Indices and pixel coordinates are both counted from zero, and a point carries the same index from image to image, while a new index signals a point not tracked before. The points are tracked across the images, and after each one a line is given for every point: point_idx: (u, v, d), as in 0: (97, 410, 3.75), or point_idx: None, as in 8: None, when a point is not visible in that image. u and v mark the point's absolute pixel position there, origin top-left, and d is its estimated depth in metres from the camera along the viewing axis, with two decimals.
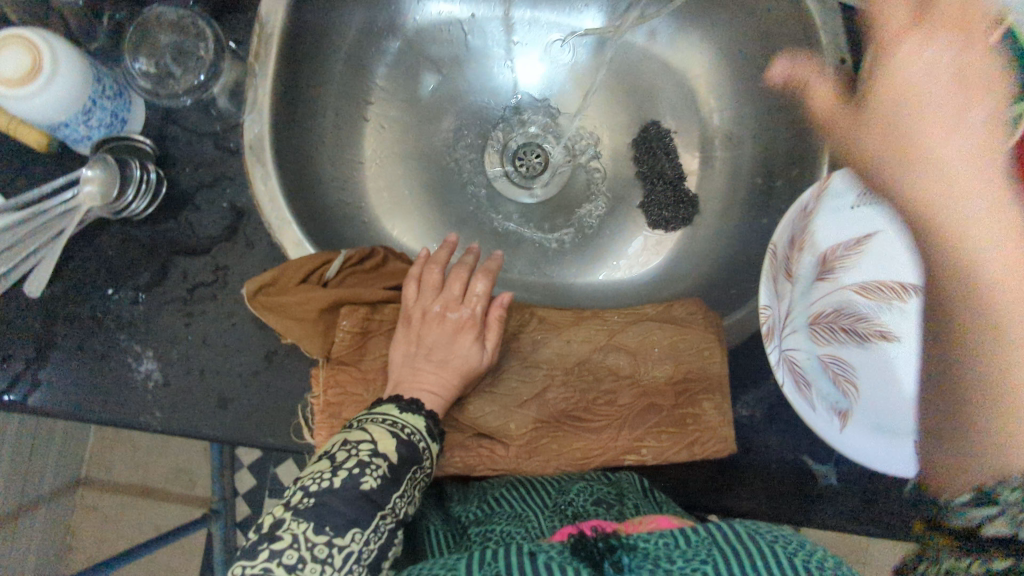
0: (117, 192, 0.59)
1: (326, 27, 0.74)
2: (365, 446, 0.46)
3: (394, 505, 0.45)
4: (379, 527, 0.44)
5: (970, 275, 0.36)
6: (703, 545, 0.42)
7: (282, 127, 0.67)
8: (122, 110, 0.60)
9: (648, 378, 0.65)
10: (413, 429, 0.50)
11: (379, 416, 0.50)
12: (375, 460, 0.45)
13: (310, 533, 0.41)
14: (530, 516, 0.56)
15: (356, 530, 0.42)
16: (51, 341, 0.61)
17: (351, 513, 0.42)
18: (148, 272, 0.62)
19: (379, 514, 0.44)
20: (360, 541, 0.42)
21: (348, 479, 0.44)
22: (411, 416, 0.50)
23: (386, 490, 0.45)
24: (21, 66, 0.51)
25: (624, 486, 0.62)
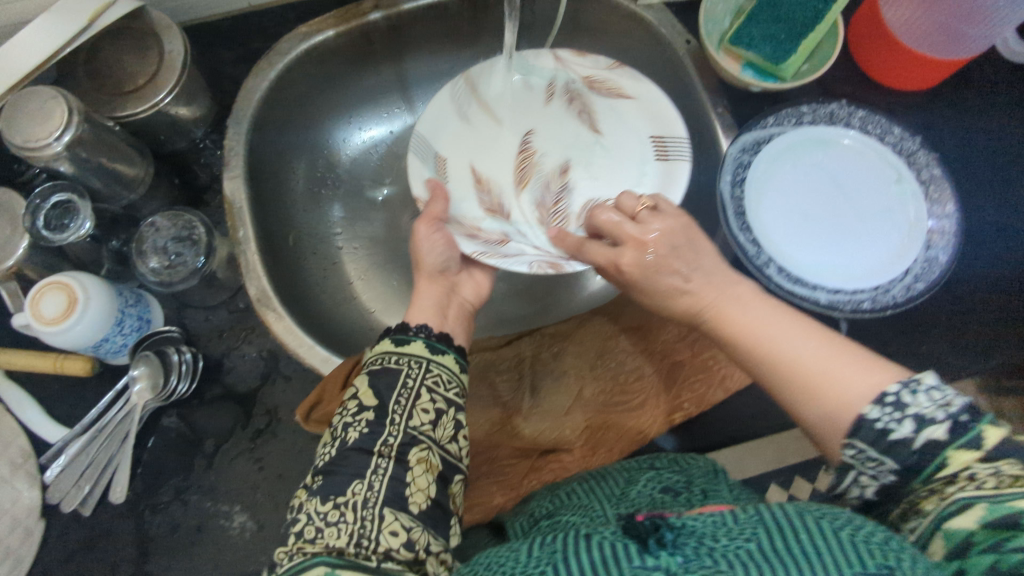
0: (164, 381, 0.68)
1: (281, 187, 0.85)
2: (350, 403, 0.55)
3: (383, 444, 0.52)
4: (379, 467, 0.51)
5: (802, 394, 0.45)
6: (750, 522, 0.39)
7: (276, 275, 0.77)
8: (145, 312, 0.68)
9: (661, 342, 0.73)
10: (395, 356, 0.58)
11: (376, 357, 0.58)
12: (358, 415, 0.54)
13: (319, 506, 0.48)
14: (590, 510, 0.56)
15: (357, 481, 0.50)
16: (149, 533, 0.67)
17: (349, 471, 0.50)
18: (210, 439, 0.69)
19: (374, 458, 0.51)
20: (361, 490, 0.49)
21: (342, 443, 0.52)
22: (391, 347, 0.59)
23: (372, 435, 0.52)
24: (62, 302, 0.60)
25: (693, 472, 0.62)
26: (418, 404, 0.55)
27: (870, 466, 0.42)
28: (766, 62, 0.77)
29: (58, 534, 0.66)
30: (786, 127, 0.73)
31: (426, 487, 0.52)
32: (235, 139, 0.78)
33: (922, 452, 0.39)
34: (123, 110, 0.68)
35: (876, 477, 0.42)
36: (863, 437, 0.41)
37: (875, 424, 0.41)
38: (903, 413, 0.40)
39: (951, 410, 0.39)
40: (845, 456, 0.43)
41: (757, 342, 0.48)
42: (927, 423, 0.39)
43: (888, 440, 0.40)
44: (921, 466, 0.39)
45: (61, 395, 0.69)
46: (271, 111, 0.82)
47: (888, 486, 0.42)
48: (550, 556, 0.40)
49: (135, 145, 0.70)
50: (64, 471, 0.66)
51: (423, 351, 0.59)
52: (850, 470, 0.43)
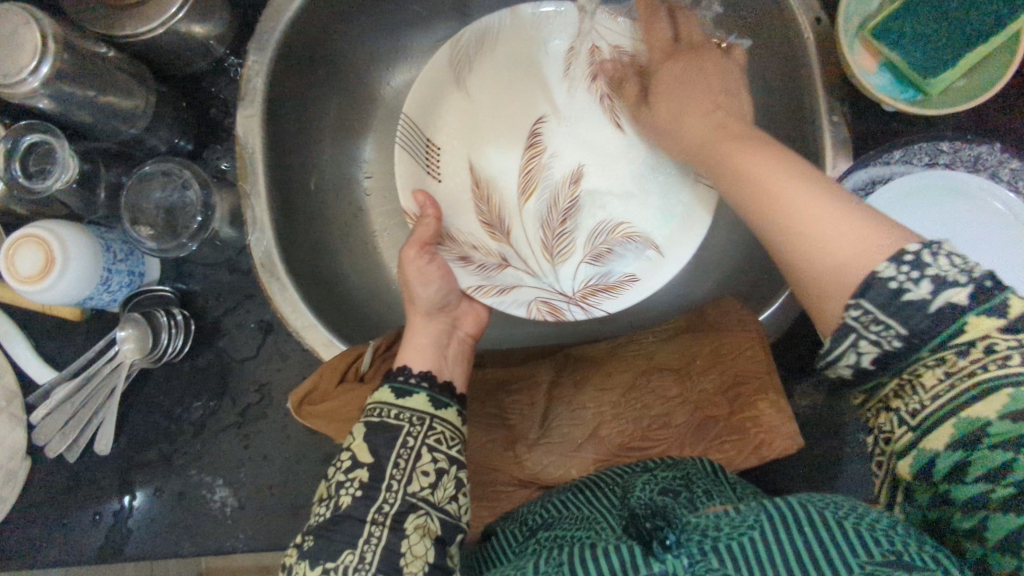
0: (153, 340, 0.63)
1: (306, 122, 0.74)
2: (342, 458, 0.42)
3: (376, 510, 0.40)
4: (373, 536, 0.39)
5: (780, 218, 0.35)
6: (751, 510, 0.36)
7: (286, 234, 0.69)
8: (137, 266, 0.63)
9: (698, 391, 0.64)
10: (401, 409, 0.44)
11: (371, 408, 0.45)
12: (349, 476, 0.41)
13: (306, 569, 0.38)
14: (594, 524, 0.46)
15: (349, 550, 0.38)
16: (132, 490, 0.65)
17: (338, 539, 0.39)
18: (201, 405, 0.66)
19: (368, 526, 0.39)
20: (354, 559, 0.38)
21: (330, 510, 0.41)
22: (389, 393, 0.46)
23: (364, 502, 0.40)
24: (38, 262, 0.53)
25: (690, 470, 0.54)
26: (418, 465, 0.42)
27: (875, 333, 0.31)
28: (908, 67, 0.61)
29: (42, 475, 0.65)
30: (913, 166, 0.59)
31: (427, 555, 0.39)
32: (256, 68, 0.66)
33: (938, 317, 0.30)
34: (121, 32, 0.56)
35: (877, 344, 0.32)
36: (874, 296, 0.31)
37: (889, 285, 0.30)
38: (923, 271, 0.30)
39: (974, 271, 0.30)
40: (846, 321, 0.32)
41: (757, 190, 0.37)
42: (948, 284, 0.30)
43: (902, 301, 0.30)
44: (932, 334, 0.30)
45: (51, 335, 0.66)
46: (302, 36, 0.69)
47: (884, 359, 0.32)
48: (555, 568, 0.36)
49: (133, 70, 0.60)
50: (48, 416, 0.62)
51: (428, 403, 0.45)
52: (845, 337, 0.32)
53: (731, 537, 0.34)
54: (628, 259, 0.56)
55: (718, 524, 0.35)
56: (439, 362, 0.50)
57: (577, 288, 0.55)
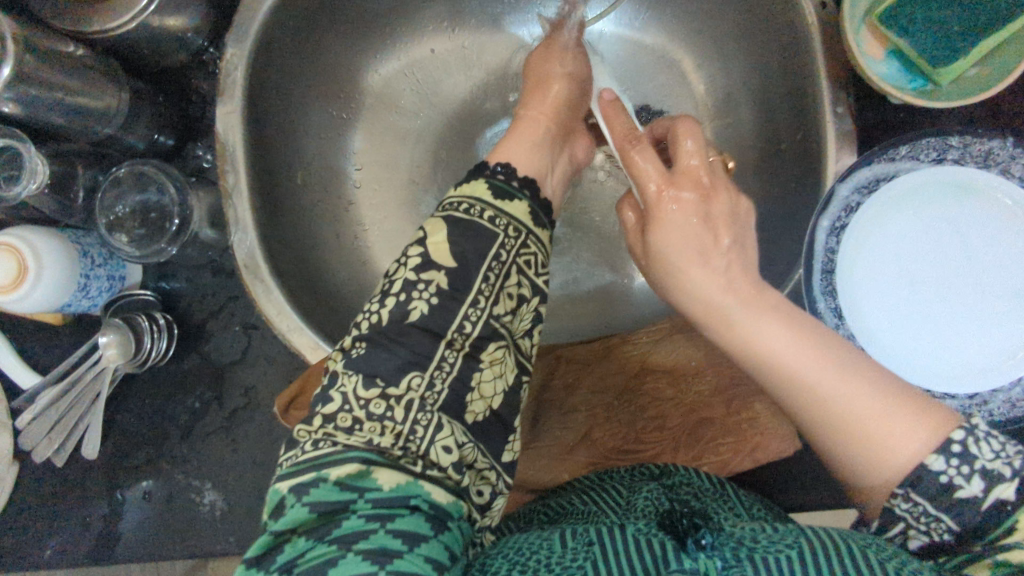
0: (135, 345, 0.61)
1: (292, 114, 0.72)
2: (414, 253, 0.43)
3: (456, 327, 0.42)
4: (447, 360, 0.41)
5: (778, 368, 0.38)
6: (790, 531, 0.37)
7: (271, 233, 0.67)
8: (116, 269, 0.61)
9: (693, 393, 0.62)
10: (494, 213, 0.46)
11: (460, 200, 0.46)
12: (422, 280, 0.42)
13: (361, 390, 0.39)
14: (601, 517, 0.46)
15: (414, 376, 0.40)
16: (120, 494, 0.65)
17: (403, 352, 0.40)
18: (187, 409, 0.66)
19: (441, 346, 0.41)
20: (419, 387, 0.40)
21: (397, 308, 0.42)
22: (488, 196, 0.46)
23: (441, 314, 0.42)
24: (10, 271, 0.52)
25: (696, 485, 0.53)
26: (504, 285, 0.45)
27: (924, 524, 0.35)
28: (921, 59, 0.57)
29: (30, 479, 0.64)
30: (921, 162, 0.56)
31: (489, 399, 0.43)
32: (235, 59, 0.64)
33: (988, 513, 0.34)
34: (88, 28, 0.54)
35: (925, 533, 0.36)
36: (922, 490, 0.34)
37: (938, 478, 0.34)
38: (971, 467, 0.34)
39: (1014, 463, 0.34)
40: (894, 509, 0.35)
41: (780, 365, 0.38)
42: (998, 481, 0.34)
43: (952, 497, 0.34)
44: (981, 529, 0.34)
45: (33, 339, 0.65)
46: (284, 25, 0.66)
47: (929, 548, 0.36)
48: (585, 548, 0.38)
49: (104, 66, 0.58)
50: (33, 421, 0.61)
51: (525, 217, 0.47)
52: (896, 524, 0.36)
53: (770, 551, 0.35)
54: None
55: (755, 538, 0.37)
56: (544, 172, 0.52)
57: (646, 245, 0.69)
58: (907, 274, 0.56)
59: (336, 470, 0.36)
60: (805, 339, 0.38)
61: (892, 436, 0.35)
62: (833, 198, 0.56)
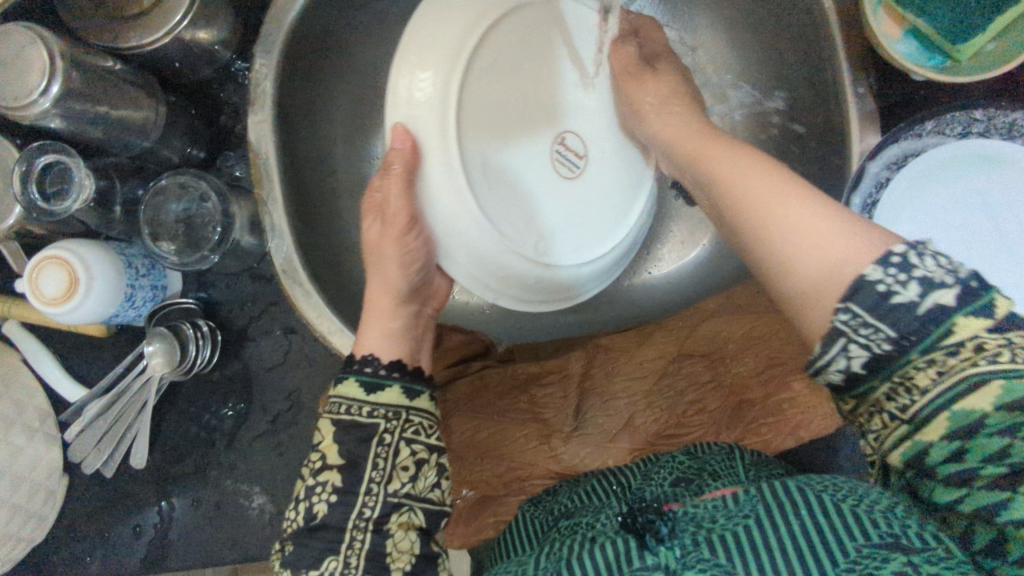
0: (181, 353, 0.62)
1: (317, 121, 0.73)
2: (312, 463, 0.43)
3: (358, 515, 0.42)
4: (355, 541, 0.42)
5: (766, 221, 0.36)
6: (749, 502, 0.38)
7: (306, 238, 0.68)
8: (159, 279, 0.63)
9: (732, 376, 0.63)
10: (372, 408, 0.44)
11: (337, 403, 0.45)
12: (320, 481, 0.43)
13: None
14: (602, 509, 0.48)
15: (331, 556, 0.41)
16: (170, 502, 0.66)
17: (319, 544, 0.41)
18: (232, 415, 0.67)
19: (348, 531, 0.42)
20: (336, 566, 0.41)
21: (305, 514, 0.43)
22: (361, 391, 0.45)
23: (339, 511, 0.42)
24: (62, 284, 0.53)
25: (709, 456, 0.54)
26: (397, 461, 0.43)
27: (865, 337, 0.31)
28: (941, 38, 0.59)
29: (81, 490, 0.65)
30: (946, 137, 0.57)
31: (412, 548, 0.43)
32: (264, 71, 0.65)
33: (929, 320, 0.30)
34: (127, 43, 0.55)
35: (866, 350, 0.31)
36: (862, 300, 0.31)
37: (876, 287, 0.31)
38: (909, 276, 0.31)
39: (959, 272, 0.30)
40: (834, 325, 0.32)
41: (767, 222, 0.36)
42: (935, 286, 0.30)
43: (889, 304, 0.30)
44: (921, 335, 0.30)
45: (77, 354, 0.66)
46: (308, 36, 0.67)
47: (874, 364, 0.32)
48: (554, 564, 0.40)
49: (139, 81, 0.59)
50: (82, 432, 0.62)
51: (400, 399, 0.46)
52: (835, 342, 0.32)
53: (727, 531, 0.36)
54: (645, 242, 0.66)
55: (713, 517, 0.38)
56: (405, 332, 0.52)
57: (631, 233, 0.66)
58: (941, 246, 0.56)
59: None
60: (769, 175, 0.38)
61: (825, 257, 0.33)
62: (864, 175, 0.57)
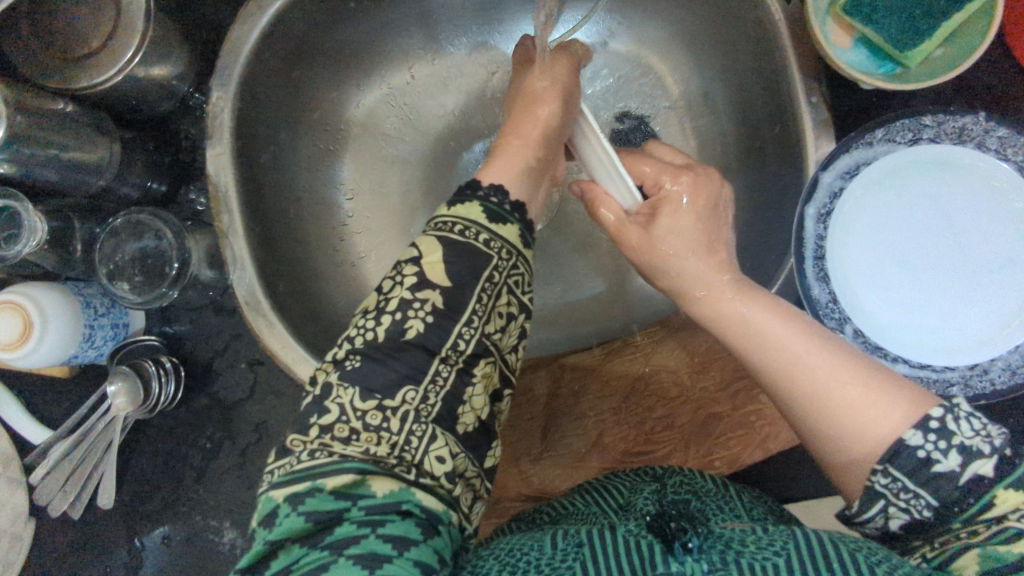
0: (144, 391, 0.62)
1: (279, 150, 0.73)
2: (410, 274, 0.44)
3: (452, 346, 0.43)
4: (441, 375, 0.42)
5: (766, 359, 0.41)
6: (779, 535, 0.37)
7: (269, 268, 0.68)
8: (120, 317, 0.62)
9: (698, 389, 0.62)
10: (489, 236, 0.47)
11: (460, 221, 0.47)
12: (422, 296, 0.43)
13: (356, 402, 0.40)
14: (598, 519, 0.47)
15: (410, 389, 0.41)
16: (139, 541, 0.66)
17: (400, 368, 0.41)
18: (199, 450, 0.66)
19: (436, 361, 0.42)
20: (415, 400, 0.41)
21: (394, 326, 0.43)
22: (482, 218, 0.47)
23: (438, 332, 0.43)
24: (15, 328, 0.53)
25: (700, 487, 0.53)
26: (496, 306, 0.46)
27: (905, 501, 0.36)
28: (889, 45, 0.59)
29: (48, 533, 0.65)
30: (896, 143, 0.57)
31: (478, 411, 0.44)
32: (221, 103, 0.65)
33: (964, 488, 0.35)
34: (77, 84, 0.56)
35: (907, 510, 0.36)
36: (900, 465, 0.35)
37: (917, 453, 0.35)
38: (949, 443, 0.35)
39: (994, 441, 0.35)
40: (873, 486, 0.36)
41: (779, 361, 0.41)
42: (974, 456, 0.35)
43: (930, 471, 0.35)
44: (962, 505, 0.35)
45: (42, 394, 0.65)
46: (264, 67, 0.68)
47: (909, 524, 0.36)
48: (576, 550, 0.39)
49: (93, 120, 0.59)
50: (46, 477, 0.61)
51: (516, 241, 0.48)
52: (876, 502, 0.36)
53: (757, 557, 0.36)
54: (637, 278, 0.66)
55: (743, 544, 0.38)
56: (526, 193, 0.52)
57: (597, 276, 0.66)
58: (895, 252, 0.57)
59: (331, 480, 0.37)
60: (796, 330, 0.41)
61: (859, 417, 0.37)
62: (818, 185, 0.57)
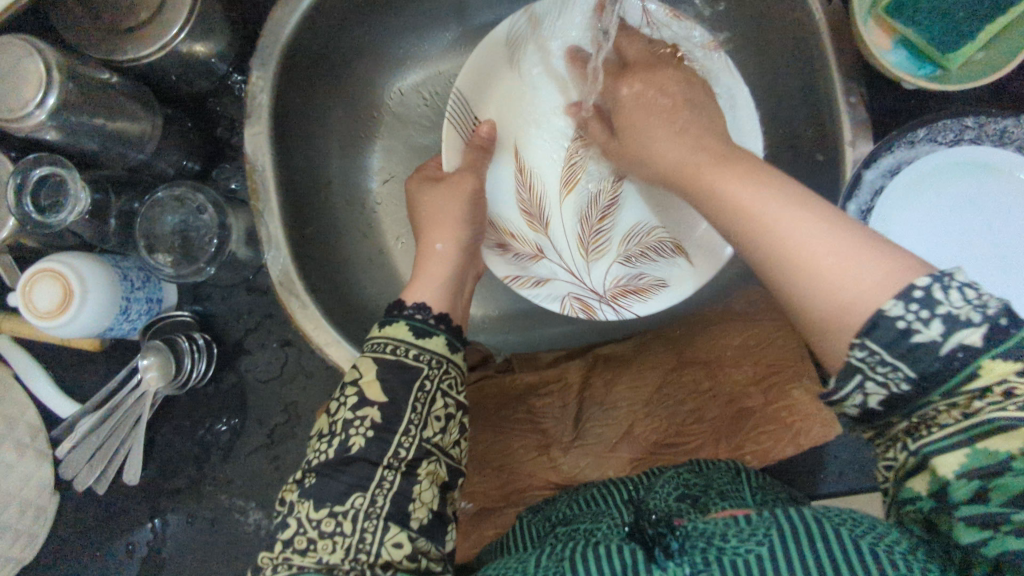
0: (176, 366, 0.62)
1: (313, 133, 0.73)
2: (350, 394, 0.42)
3: (393, 454, 0.40)
4: (385, 481, 0.39)
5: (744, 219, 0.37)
6: (764, 522, 0.35)
7: (302, 249, 0.67)
8: (154, 292, 0.62)
9: (731, 384, 0.62)
10: (420, 352, 0.44)
11: (383, 342, 0.44)
12: (359, 415, 0.41)
13: (311, 513, 0.39)
14: (608, 518, 0.47)
15: (358, 494, 0.39)
16: (164, 519, 0.65)
17: (348, 479, 0.39)
18: (227, 429, 0.66)
19: (380, 469, 0.40)
20: (363, 504, 0.39)
21: (338, 448, 0.40)
22: (412, 336, 0.45)
23: (385, 441, 0.41)
24: (55, 298, 0.52)
25: (714, 476, 0.54)
26: (433, 410, 0.43)
27: (881, 374, 0.31)
28: (931, 47, 0.58)
29: (73, 507, 0.65)
30: (939, 143, 0.59)
31: (432, 502, 0.41)
32: (260, 83, 0.64)
33: (949, 363, 0.29)
34: (124, 56, 0.55)
35: (885, 385, 0.31)
36: (879, 337, 0.30)
37: (895, 324, 0.30)
38: (933, 312, 0.29)
39: (988, 309, 0.29)
40: (850, 360, 0.32)
41: (749, 215, 0.37)
42: (960, 325, 0.29)
43: (908, 341, 0.30)
44: (941, 376, 0.30)
45: (71, 368, 0.65)
46: (305, 48, 0.67)
47: (891, 401, 0.31)
48: (558, 566, 0.37)
49: (136, 94, 0.59)
50: (73, 450, 0.61)
51: (446, 350, 0.45)
52: (852, 376, 0.32)
53: (738, 555, 0.34)
54: (660, 267, 0.57)
55: (725, 535, 0.36)
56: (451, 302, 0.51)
57: (608, 287, 0.57)
58: (933, 249, 0.57)
59: None
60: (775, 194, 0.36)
61: (851, 287, 0.32)
62: (860, 183, 0.59)
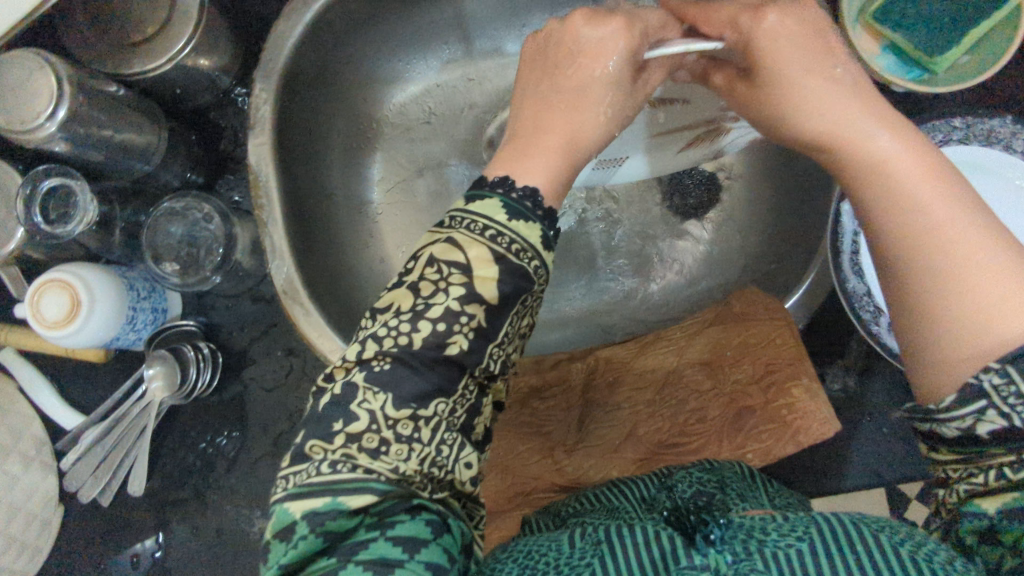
0: (181, 377, 0.63)
1: (315, 144, 0.74)
2: (457, 282, 0.35)
3: (483, 367, 0.36)
4: (466, 394, 0.36)
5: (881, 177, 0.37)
6: (801, 522, 0.35)
7: (305, 258, 0.68)
8: (160, 302, 0.63)
9: (730, 383, 0.63)
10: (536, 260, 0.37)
11: (505, 236, 0.36)
12: (467, 311, 0.35)
13: (390, 409, 0.33)
14: (624, 512, 0.48)
15: (441, 400, 0.34)
16: (168, 530, 0.65)
17: (433, 380, 0.34)
18: (232, 438, 0.66)
19: (465, 376, 0.35)
20: (444, 411, 0.35)
21: (433, 339, 0.34)
22: (540, 243, 0.37)
23: None
24: (62, 307, 0.53)
25: (726, 474, 0.54)
26: (520, 329, 0.39)
27: (1012, 405, 0.31)
28: (918, 52, 0.60)
29: (77, 519, 0.64)
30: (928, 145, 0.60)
31: (488, 420, 0.38)
32: (264, 96, 0.65)
33: None
34: (131, 70, 0.56)
35: (1004, 418, 0.31)
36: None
37: None
38: None
39: None
40: (981, 381, 0.32)
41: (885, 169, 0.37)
42: None
43: None
44: None
45: (76, 380, 0.65)
46: (307, 60, 0.68)
47: (1002, 432, 0.32)
48: (593, 547, 0.37)
49: (142, 106, 0.60)
50: (78, 461, 0.61)
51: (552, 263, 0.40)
52: (977, 399, 0.32)
53: (780, 546, 0.34)
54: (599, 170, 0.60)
55: (765, 529, 0.36)
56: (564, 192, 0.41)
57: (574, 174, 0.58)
58: None
59: (353, 500, 0.31)
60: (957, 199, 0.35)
61: (977, 308, 0.33)
62: None
